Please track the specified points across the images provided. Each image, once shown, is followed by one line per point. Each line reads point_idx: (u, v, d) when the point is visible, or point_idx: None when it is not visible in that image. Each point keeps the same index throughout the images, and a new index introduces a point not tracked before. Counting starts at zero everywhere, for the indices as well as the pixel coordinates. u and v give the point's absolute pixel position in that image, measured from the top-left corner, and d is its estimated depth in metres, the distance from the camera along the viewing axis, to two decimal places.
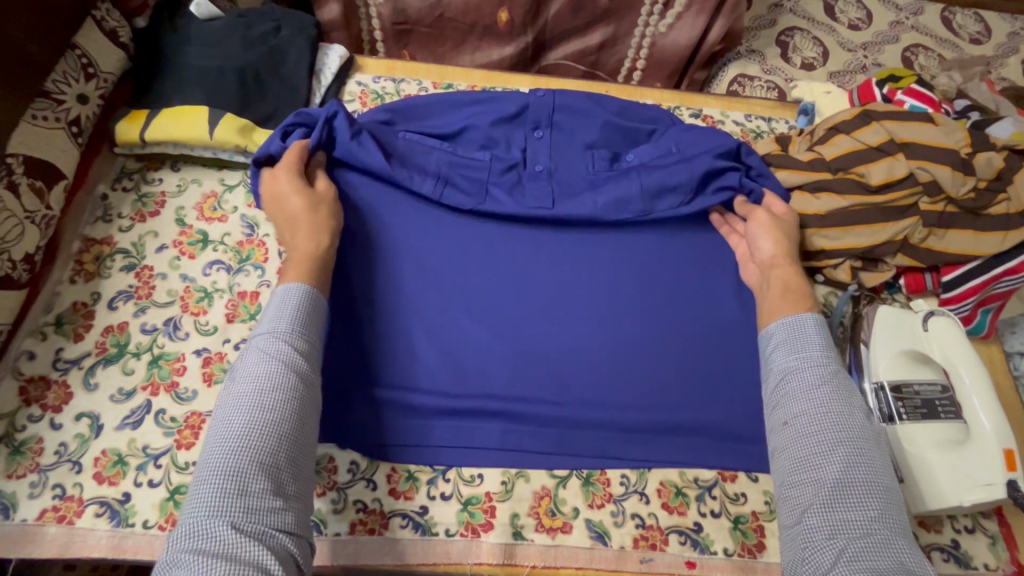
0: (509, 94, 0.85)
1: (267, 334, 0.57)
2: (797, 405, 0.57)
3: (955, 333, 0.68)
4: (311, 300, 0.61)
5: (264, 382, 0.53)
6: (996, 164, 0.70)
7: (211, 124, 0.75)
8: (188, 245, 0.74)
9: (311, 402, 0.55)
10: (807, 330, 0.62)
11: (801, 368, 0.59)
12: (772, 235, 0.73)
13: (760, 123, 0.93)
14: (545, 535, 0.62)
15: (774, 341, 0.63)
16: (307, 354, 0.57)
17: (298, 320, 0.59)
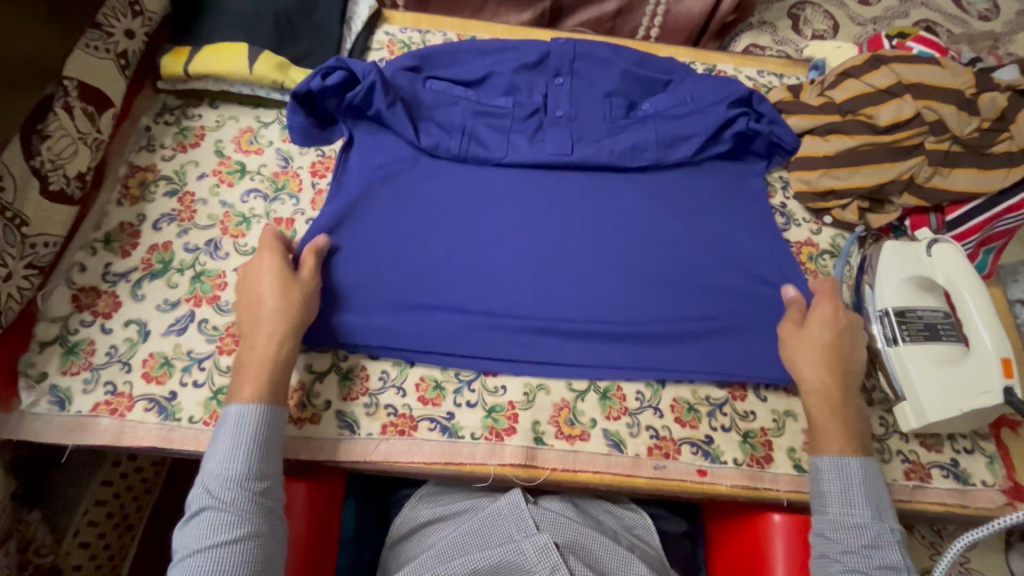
0: (531, 43, 0.89)
1: (212, 495, 0.54)
2: (839, 551, 0.58)
3: (959, 259, 0.68)
4: (263, 420, 0.57)
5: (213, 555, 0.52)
6: (999, 104, 0.73)
7: (251, 61, 0.79)
8: (227, 174, 0.78)
9: (267, 518, 0.55)
10: (856, 495, 0.59)
11: (844, 531, 0.58)
12: (819, 364, 0.65)
13: (772, 79, 0.96)
14: (564, 441, 0.66)
15: (822, 477, 0.61)
16: (263, 472, 0.56)
17: (253, 444, 0.56)
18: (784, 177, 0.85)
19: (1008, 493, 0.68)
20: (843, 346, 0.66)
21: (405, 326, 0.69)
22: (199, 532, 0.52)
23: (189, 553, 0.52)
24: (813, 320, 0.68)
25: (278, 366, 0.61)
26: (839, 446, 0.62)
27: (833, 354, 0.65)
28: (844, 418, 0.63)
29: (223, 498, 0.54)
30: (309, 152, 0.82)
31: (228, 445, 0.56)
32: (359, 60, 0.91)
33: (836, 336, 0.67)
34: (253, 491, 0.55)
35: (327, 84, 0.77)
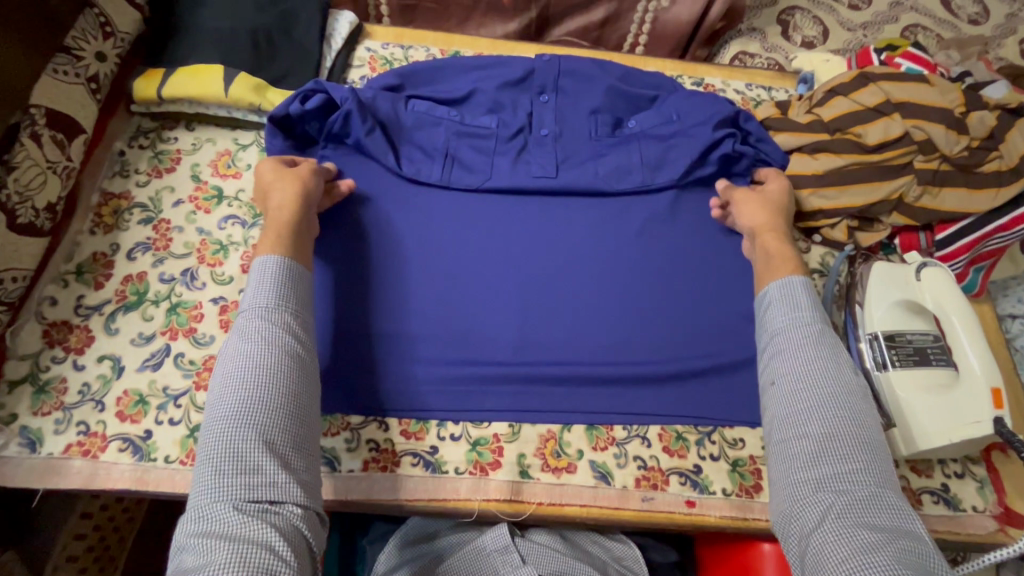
0: (515, 59, 0.87)
1: (249, 313, 0.58)
2: (791, 367, 0.60)
3: (947, 281, 0.70)
4: (286, 272, 0.61)
5: (249, 361, 0.54)
6: (988, 123, 0.72)
7: (226, 83, 0.78)
8: (204, 200, 0.76)
9: (302, 374, 0.56)
10: (798, 304, 0.64)
11: (789, 341, 0.62)
12: (764, 206, 0.75)
13: (761, 92, 0.95)
14: (551, 474, 0.65)
15: (769, 301, 0.66)
16: (290, 332, 0.58)
17: (274, 288, 0.60)
18: None
19: (998, 518, 0.67)
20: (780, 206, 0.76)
21: (388, 361, 0.68)
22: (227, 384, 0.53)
23: (223, 378, 0.54)
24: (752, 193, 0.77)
25: (294, 229, 0.67)
26: (771, 277, 0.68)
27: (772, 208, 0.75)
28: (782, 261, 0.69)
29: (259, 321, 0.57)
30: None
31: (255, 286, 0.60)
32: (340, 77, 0.88)
33: (773, 196, 0.76)
34: (284, 317, 0.58)
35: (305, 108, 0.76)
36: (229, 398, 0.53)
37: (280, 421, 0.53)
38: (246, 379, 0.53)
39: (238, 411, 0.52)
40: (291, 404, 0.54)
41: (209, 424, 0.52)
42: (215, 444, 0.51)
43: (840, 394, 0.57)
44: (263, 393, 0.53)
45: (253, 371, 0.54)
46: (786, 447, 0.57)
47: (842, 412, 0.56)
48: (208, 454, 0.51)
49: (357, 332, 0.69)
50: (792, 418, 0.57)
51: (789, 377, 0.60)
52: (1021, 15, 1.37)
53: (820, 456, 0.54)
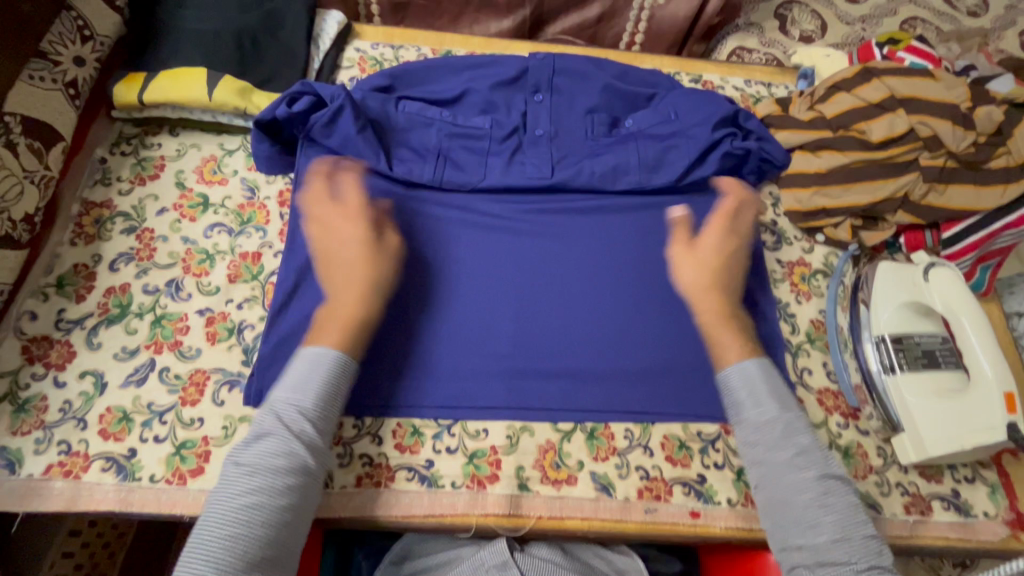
0: (508, 58, 0.85)
1: (287, 397, 0.55)
2: (774, 457, 0.55)
3: (958, 286, 0.67)
4: (336, 366, 0.58)
5: (275, 452, 0.51)
6: (996, 118, 0.70)
7: (210, 86, 0.75)
8: (189, 208, 0.74)
9: (316, 480, 0.53)
10: (760, 385, 0.59)
11: (761, 428, 0.57)
12: (693, 262, 0.68)
13: (760, 88, 0.93)
14: (550, 486, 0.63)
15: (731, 385, 0.61)
16: (322, 431, 0.55)
17: (324, 384, 0.56)
18: (775, 193, 0.81)
19: (1010, 524, 0.65)
20: (729, 260, 0.68)
21: (383, 369, 0.65)
22: (247, 471, 0.50)
23: (242, 458, 0.51)
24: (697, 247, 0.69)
25: (382, 263, 0.65)
26: (730, 358, 0.62)
27: (710, 270, 0.67)
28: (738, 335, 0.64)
29: (299, 417, 0.54)
30: (276, 180, 0.78)
31: (302, 377, 0.56)
32: (329, 78, 0.86)
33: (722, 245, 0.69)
34: (324, 411, 0.55)
35: (293, 111, 0.73)
36: (251, 499, 0.49)
37: (287, 542, 0.50)
38: (273, 485, 0.50)
39: (256, 521, 0.48)
40: (301, 520, 0.51)
41: (214, 524, 0.48)
42: (219, 551, 0.46)
43: (824, 479, 0.53)
44: (286, 507, 0.50)
45: (283, 477, 0.50)
46: (787, 551, 0.52)
47: (835, 506, 0.51)
48: (202, 543, 0.47)
49: None
50: (785, 515, 0.53)
51: (772, 469, 0.55)
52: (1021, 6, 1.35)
53: (827, 560, 0.49)
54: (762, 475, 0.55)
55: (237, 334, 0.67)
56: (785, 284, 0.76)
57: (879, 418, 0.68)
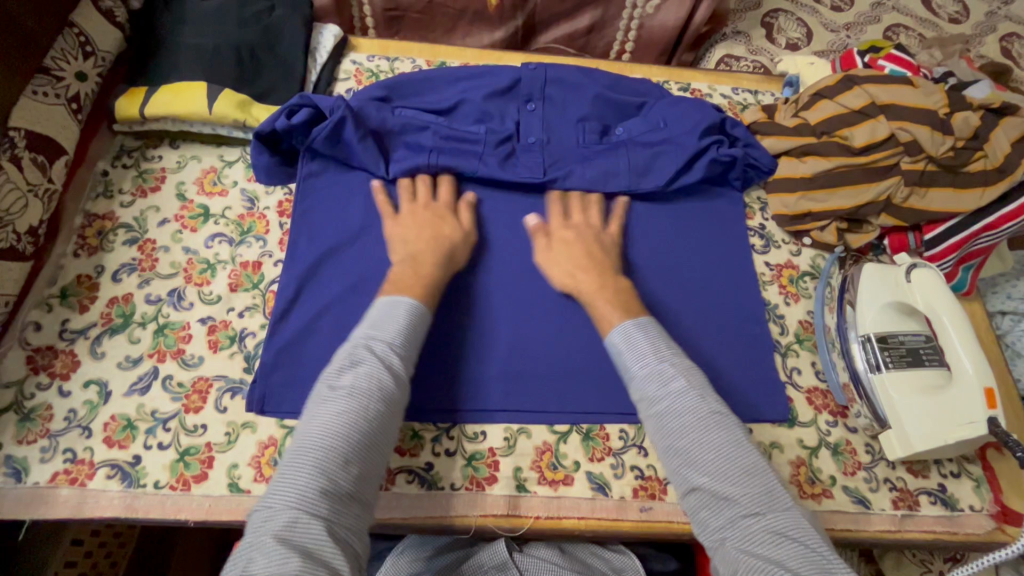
0: (501, 69, 0.87)
1: (373, 334, 0.59)
2: (660, 407, 0.55)
3: (935, 282, 0.69)
4: (413, 315, 0.62)
5: (360, 378, 0.55)
6: (972, 123, 0.72)
7: (210, 100, 0.77)
8: (190, 219, 0.76)
9: (398, 406, 0.57)
10: (639, 340, 0.60)
11: (646, 380, 0.57)
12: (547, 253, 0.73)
13: (747, 96, 0.95)
14: (547, 487, 0.65)
15: (614, 347, 0.61)
16: (403, 364, 0.59)
17: (404, 325, 0.61)
18: (762, 197, 0.84)
19: (995, 517, 0.67)
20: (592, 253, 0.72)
21: None
22: (339, 392, 0.54)
23: (331, 384, 0.55)
24: (560, 225, 0.75)
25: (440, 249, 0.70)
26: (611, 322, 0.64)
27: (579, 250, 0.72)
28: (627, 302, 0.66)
29: (385, 351, 0.58)
30: (275, 191, 0.79)
31: (383, 317, 0.60)
32: (326, 90, 0.88)
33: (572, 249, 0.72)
34: (405, 348, 0.59)
35: (292, 123, 0.75)
36: (346, 417, 0.52)
37: (376, 460, 0.53)
38: (365, 405, 0.54)
39: (350, 434, 0.52)
40: (387, 444, 0.55)
41: (316, 433, 0.51)
42: (317, 461, 0.49)
43: (703, 419, 0.54)
44: (375, 428, 0.53)
45: (374, 399, 0.54)
46: (687, 494, 0.53)
47: (718, 441, 0.53)
48: (300, 455, 0.50)
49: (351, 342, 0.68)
50: (679, 461, 0.54)
51: (665, 418, 0.55)
52: (1000, 12, 1.39)
53: (719, 496, 0.51)
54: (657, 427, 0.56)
55: (238, 342, 0.69)
56: (774, 286, 0.78)
57: (868, 415, 0.69)
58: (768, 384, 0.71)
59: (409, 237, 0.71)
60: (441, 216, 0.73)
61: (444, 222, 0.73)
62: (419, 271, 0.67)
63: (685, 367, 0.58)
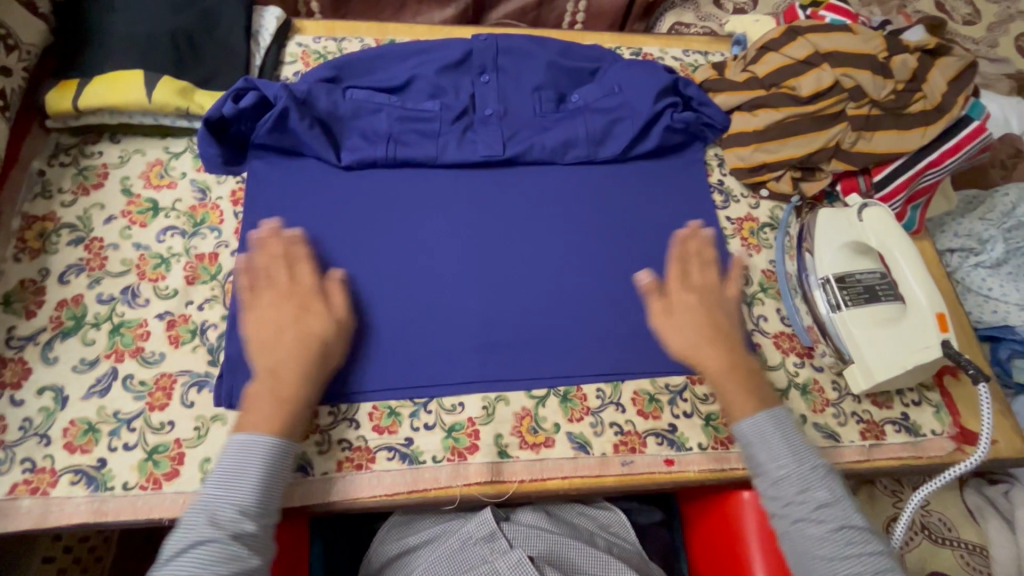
0: (451, 42, 0.86)
1: (214, 499, 0.52)
2: (809, 549, 0.52)
3: (886, 221, 0.72)
4: (267, 454, 0.55)
5: (205, 557, 0.49)
6: (910, 65, 0.75)
7: (148, 88, 0.73)
8: (138, 214, 0.73)
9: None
10: (771, 435, 0.57)
11: (779, 486, 0.55)
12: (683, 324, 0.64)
13: (698, 57, 0.96)
14: (529, 451, 0.65)
15: (746, 440, 0.58)
16: (263, 523, 0.53)
17: (259, 477, 0.54)
18: (720, 154, 0.85)
19: (955, 439, 0.71)
20: (714, 314, 0.65)
21: (357, 355, 0.67)
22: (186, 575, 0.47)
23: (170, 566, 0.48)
24: (691, 284, 0.67)
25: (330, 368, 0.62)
26: (743, 409, 0.60)
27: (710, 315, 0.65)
28: (745, 381, 0.62)
29: (230, 516, 0.51)
30: (226, 180, 0.77)
31: (234, 471, 0.53)
32: (272, 75, 0.85)
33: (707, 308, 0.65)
34: (263, 514, 0.53)
35: (239, 107, 0.73)
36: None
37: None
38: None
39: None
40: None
41: None
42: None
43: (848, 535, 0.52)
44: None
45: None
46: None
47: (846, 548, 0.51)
48: None
49: None
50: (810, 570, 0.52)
51: (800, 529, 0.53)
52: None
53: None
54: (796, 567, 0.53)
55: (200, 335, 0.66)
56: (736, 240, 0.80)
57: (831, 352, 0.72)
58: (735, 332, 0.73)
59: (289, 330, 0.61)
60: (307, 302, 0.64)
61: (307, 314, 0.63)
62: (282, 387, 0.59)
63: (827, 472, 0.55)
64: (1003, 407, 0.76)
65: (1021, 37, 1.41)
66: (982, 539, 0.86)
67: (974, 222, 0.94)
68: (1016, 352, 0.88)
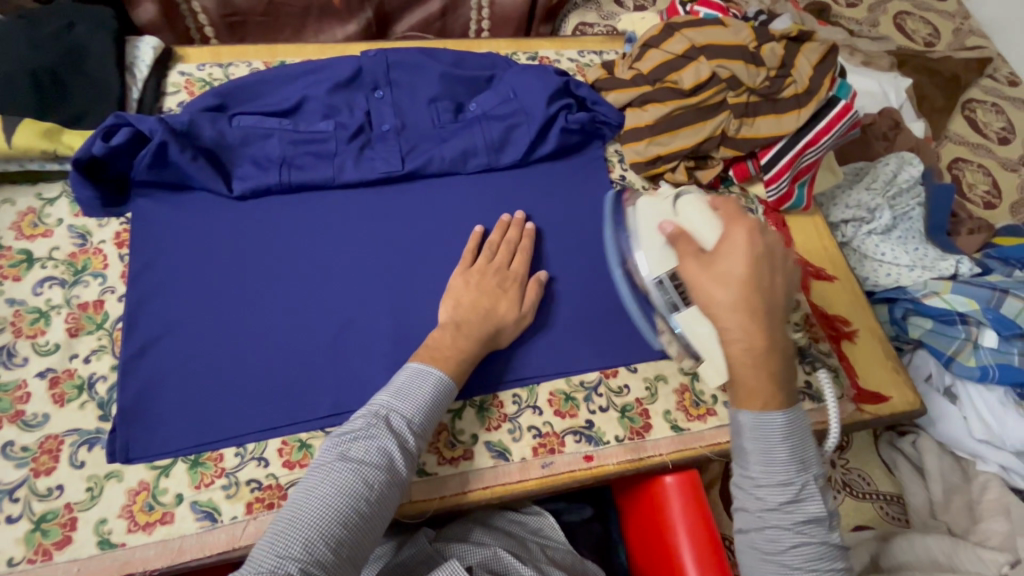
0: (342, 60, 0.84)
1: (395, 410, 0.58)
2: (767, 549, 0.54)
3: (700, 206, 0.64)
4: (429, 383, 0.61)
5: (356, 458, 0.54)
6: (778, 53, 0.80)
7: (8, 132, 0.69)
8: (10, 267, 0.68)
9: (389, 493, 0.54)
10: (773, 437, 0.54)
11: (763, 489, 0.54)
12: (725, 285, 0.56)
13: (593, 57, 0.99)
14: (449, 466, 0.65)
15: (749, 434, 0.55)
16: (416, 439, 0.58)
17: (430, 399, 0.60)
18: (619, 150, 0.88)
19: (853, 400, 0.76)
20: (762, 281, 0.56)
21: (263, 391, 0.64)
22: (328, 471, 0.53)
23: (319, 464, 0.54)
24: (723, 258, 0.57)
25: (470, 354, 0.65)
26: (765, 401, 0.55)
27: (748, 289, 0.55)
28: (768, 367, 0.55)
29: (403, 425, 0.58)
30: (109, 222, 0.73)
31: (408, 386, 0.60)
32: (153, 107, 0.82)
33: (753, 268, 0.56)
34: (417, 430, 0.59)
35: (111, 145, 0.69)
36: (339, 494, 0.51)
37: (367, 540, 0.52)
38: (368, 480, 0.53)
39: (336, 514, 0.50)
40: (384, 520, 0.54)
41: (281, 529, 0.49)
42: (303, 544, 0.48)
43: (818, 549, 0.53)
44: (342, 531, 0.50)
45: (382, 476, 0.54)
46: None
47: (813, 561, 0.53)
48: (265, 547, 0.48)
49: (221, 366, 0.65)
50: (758, 567, 0.54)
51: (770, 528, 0.54)
52: None
53: None
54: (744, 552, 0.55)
55: (88, 389, 0.63)
56: None
57: (670, 340, 0.68)
58: None
59: (463, 300, 0.68)
60: (502, 287, 0.70)
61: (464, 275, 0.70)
62: (455, 339, 0.65)
63: (822, 486, 0.55)
64: (898, 365, 0.81)
65: (898, 14, 1.51)
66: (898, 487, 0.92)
67: (861, 193, 0.99)
68: (909, 310, 0.95)
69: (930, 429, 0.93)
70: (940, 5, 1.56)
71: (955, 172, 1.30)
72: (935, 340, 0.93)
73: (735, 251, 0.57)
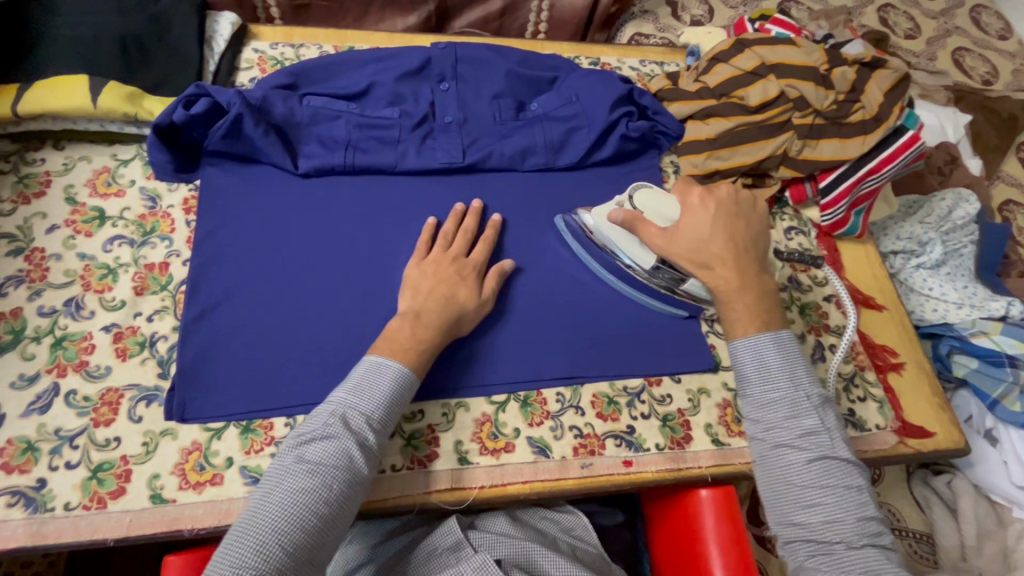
0: (411, 49, 0.85)
1: (353, 410, 0.56)
2: (783, 474, 0.56)
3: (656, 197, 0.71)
4: (390, 379, 0.58)
5: (313, 461, 0.52)
6: (849, 78, 0.81)
7: (94, 94, 0.72)
8: (83, 223, 0.70)
9: (351, 493, 0.53)
10: (770, 357, 0.59)
11: (764, 408, 0.58)
12: (697, 236, 0.65)
13: (654, 67, 0.99)
14: (490, 456, 0.66)
15: (742, 361, 0.60)
16: (376, 437, 0.56)
17: (387, 392, 0.58)
18: (675, 161, 0.88)
19: (897, 432, 0.75)
20: (729, 228, 0.66)
21: (315, 364, 0.66)
22: (285, 477, 0.52)
23: (277, 469, 0.53)
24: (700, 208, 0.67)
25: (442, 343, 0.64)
26: (745, 327, 0.61)
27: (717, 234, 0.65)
28: (744, 299, 0.62)
29: (362, 423, 0.56)
30: (178, 188, 0.75)
31: (365, 382, 0.58)
32: (226, 81, 0.84)
33: (717, 221, 0.66)
34: (377, 429, 0.56)
35: (190, 114, 0.71)
36: (294, 498, 0.50)
37: (329, 541, 0.51)
38: (325, 482, 0.52)
39: (291, 519, 0.49)
40: (344, 521, 0.53)
41: (238, 537, 0.48)
42: (257, 550, 0.47)
43: (828, 462, 0.55)
44: (298, 536, 0.49)
45: (339, 477, 0.53)
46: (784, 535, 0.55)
47: (824, 476, 0.54)
48: (222, 557, 0.47)
49: (276, 337, 0.66)
50: (775, 487, 0.56)
51: (782, 466, 0.56)
52: None
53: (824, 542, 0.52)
54: (764, 480, 0.57)
55: (149, 347, 0.65)
56: None
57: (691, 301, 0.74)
58: (691, 334, 0.75)
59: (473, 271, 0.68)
60: None
61: (464, 283, 0.68)
62: (436, 321, 0.63)
63: (821, 402, 0.57)
64: (944, 402, 0.79)
65: (957, 50, 1.49)
66: (929, 527, 0.90)
67: (914, 226, 0.98)
68: (955, 347, 0.94)
69: (968, 470, 0.91)
70: (1000, 43, 1.53)
71: (1006, 214, 1.28)
72: (981, 381, 0.91)
73: (694, 214, 0.67)
